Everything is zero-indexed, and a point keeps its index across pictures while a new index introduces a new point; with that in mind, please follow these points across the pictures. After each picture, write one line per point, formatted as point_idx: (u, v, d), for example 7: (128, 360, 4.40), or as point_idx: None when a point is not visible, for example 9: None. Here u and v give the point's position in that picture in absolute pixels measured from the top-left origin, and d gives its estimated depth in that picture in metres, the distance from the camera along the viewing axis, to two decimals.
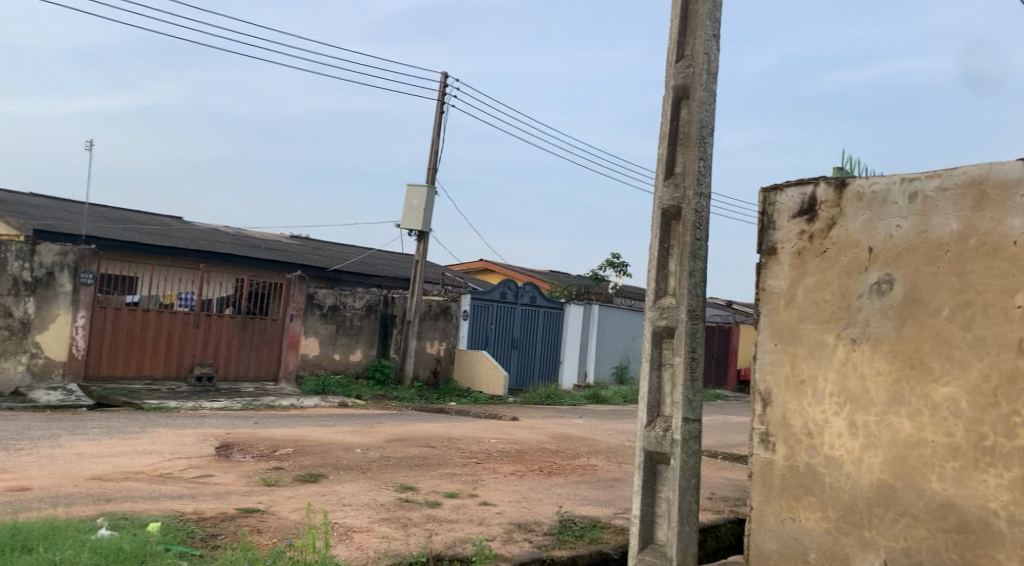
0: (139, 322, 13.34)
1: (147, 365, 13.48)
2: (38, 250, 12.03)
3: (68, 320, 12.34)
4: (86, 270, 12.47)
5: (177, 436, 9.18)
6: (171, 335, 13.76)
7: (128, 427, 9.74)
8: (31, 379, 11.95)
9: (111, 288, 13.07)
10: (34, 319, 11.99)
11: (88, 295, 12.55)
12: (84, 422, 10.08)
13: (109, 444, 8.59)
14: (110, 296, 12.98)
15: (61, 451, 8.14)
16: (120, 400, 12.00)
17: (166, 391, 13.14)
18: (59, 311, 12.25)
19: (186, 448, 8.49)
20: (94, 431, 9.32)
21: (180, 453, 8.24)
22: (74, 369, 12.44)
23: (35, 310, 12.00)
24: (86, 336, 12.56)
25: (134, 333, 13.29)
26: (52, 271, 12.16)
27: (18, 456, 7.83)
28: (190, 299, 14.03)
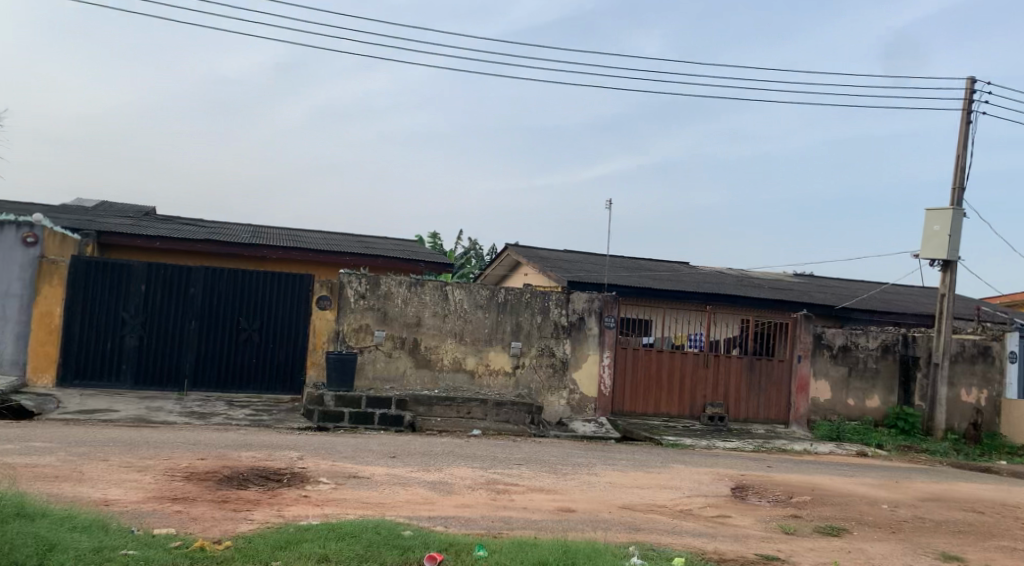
0: (655, 362, 14.11)
1: (663, 403, 14.12)
2: (573, 298, 13.67)
3: (598, 359, 13.74)
4: (610, 315, 13.75)
5: (695, 473, 9.30)
6: (684, 373, 14.22)
7: (651, 460, 10.17)
8: (572, 412, 13.56)
9: (630, 330, 14.08)
10: (571, 359, 13.61)
11: (614, 337, 13.78)
12: (613, 452, 10.81)
13: (635, 475, 9.02)
14: (629, 338, 14.02)
15: (596, 477, 8.77)
16: (642, 435, 12.71)
17: (683, 428, 13.52)
18: (590, 351, 13.72)
19: (705, 486, 8.52)
20: (622, 462, 9.91)
21: (700, 490, 8.29)
22: (604, 404, 13.69)
23: (572, 349, 13.62)
24: (612, 374, 13.78)
25: (653, 372, 14.09)
26: (583, 316, 13.69)
27: (562, 478, 8.62)
28: (699, 341, 14.29)
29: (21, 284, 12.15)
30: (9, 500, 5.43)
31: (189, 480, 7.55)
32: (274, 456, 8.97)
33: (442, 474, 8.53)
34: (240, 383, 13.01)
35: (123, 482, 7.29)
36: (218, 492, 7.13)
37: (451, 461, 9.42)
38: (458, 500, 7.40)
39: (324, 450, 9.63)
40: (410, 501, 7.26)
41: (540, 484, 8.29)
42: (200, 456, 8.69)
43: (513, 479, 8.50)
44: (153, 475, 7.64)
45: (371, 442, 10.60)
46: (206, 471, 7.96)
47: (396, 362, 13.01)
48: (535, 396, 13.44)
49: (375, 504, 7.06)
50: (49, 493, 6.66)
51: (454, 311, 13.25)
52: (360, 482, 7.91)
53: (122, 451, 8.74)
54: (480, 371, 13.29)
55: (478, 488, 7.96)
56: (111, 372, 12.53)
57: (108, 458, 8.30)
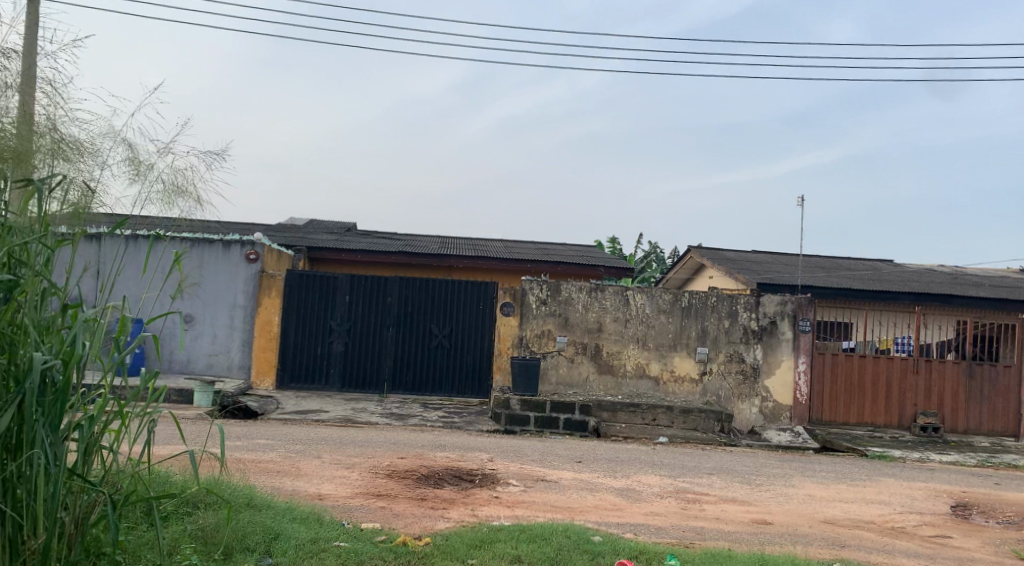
0: (855, 369, 13.24)
1: (867, 412, 13.22)
2: (763, 302, 13.11)
3: (791, 365, 13.08)
4: (804, 318, 13.09)
5: (906, 489, 8.58)
6: (889, 380, 13.25)
7: (856, 473, 9.50)
8: (765, 420, 12.97)
9: (828, 333, 13.38)
10: (762, 365, 13.04)
11: (809, 341, 13.10)
12: (812, 464, 10.22)
13: (838, 489, 8.45)
14: (827, 342, 13.32)
15: (794, 489, 8.30)
16: (844, 446, 11.95)
17: (891, 440, 12.57)
18: (783, 357, 13.09)
19: (919, 503, 7.85)
20: (823, 474, 9.33)
21: (913, 508, 7.64)
22: (800, 412, 13.02)
23: (762, 356, 13.05)
24: (808, 382, 13.07)
25: (852, 379, 13.24)
26: (775, 320, 13.10)
27: (757, 489, 8.23)
28: (908, 344, 13.44)
29: (245, 296, 13.16)
30: (236, 490, 5.87)
31: (390, 478, 7.87)
32: (467, 457, 9.19)
33: (631, 481, 8.39)
34: (435, 387, 13.49)
35: (332, 477, 7.71)
36: (417, 490, 7.38)
37: (640, 467, 9.25)
38: (648, 507, 7.24)
39: (513, 453, 9.75)
40: (599, 506, 7.18)
41: (734, 494, 7.95)
42: (400, 456, 9.05)
43: (705, 488, 8.21)
44: (358, 472, 8.04)
45: (559, 446, 10.63)
46: (406, 469, 8.27)
47: (578, 368, 12.98)
48: (724, 403, 12.99)
49: (565, 508, 7.04)
50: (268, 485, 7.16)
51: (635, 316, 13.07)
52: (550, 485, 7.93)
53: (331, 449, 9.27)
54: (665, 378, 13.00)
55: (668, 496, 7.75)
56: (319, 376, 13.32)
57: (318, 455, 8.82)
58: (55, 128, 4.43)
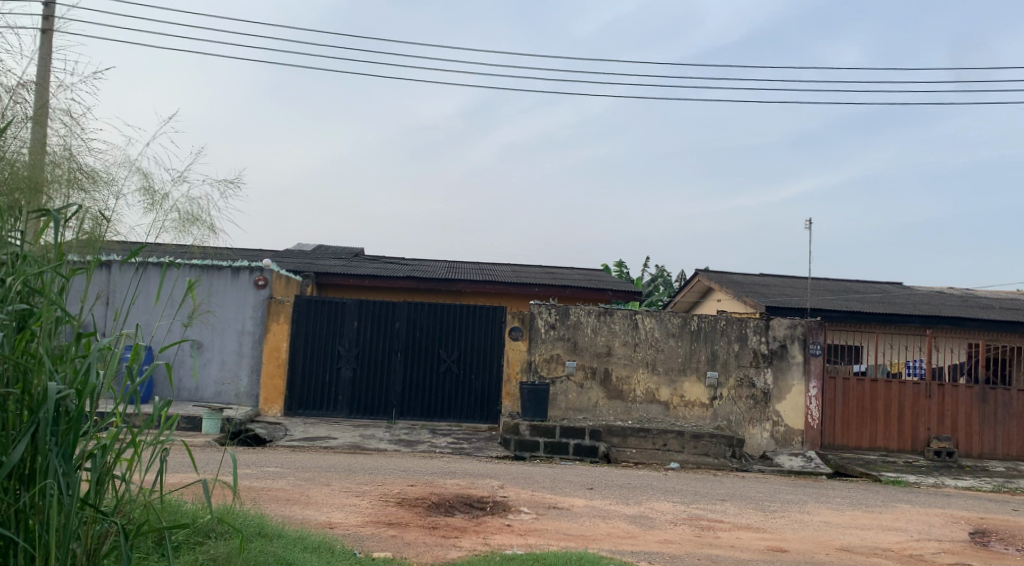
0: (867, 393, 13.15)
1: (880, 436, 13.11)
2: (772, 325, 13.07)
3: (802, 389, 13.00)
4: (814, 342, 13.05)
5: (922, 515, 8.50)
6: (902, 405, 13.15)
7: (871, 499, 9.41)
8: (777, 445, 12.88)
9: (838, 358, 13.38)
10: (773, 390, 12.97)
11: (820, 365, 13.04)
12: (826, 489, 10.13)
13: (854, 515, 8.37)
14: (838, 366, 13.29)
15: (809, 516, 8.21)
16: (857, 471, 11.85)
17: (904, 465, 12.46)
18: (794, 381, 13.02)
19: (937, 530, 7.76)
20: (837, 500, 9.24)
21: (932, 535, 7.56)
22: (812, 437, 12.92)
23: (773, 380, 12.99)
24: (819, 406, 12.99)
25: (864, 404, 13.14)
26: (785, 343, 13.05)
27: (771, 516, 8.16)
28: (919, 368, 13.36)
29: (254, 322, 13.17)
30: (247, 518, 5.84)
31: (401, 505, 7.83)
32: (478, 484, 9.14)
33: (643, 508, 8.32)
34: (443, 412, 13.44)
35: (342, 506, 7.67)
36: (428, 519, 7.33)
37: (651, 494, 9.18)
38: (661, 534, 7.18)
39: (524, 480, 9.69)
40: (612, 534, 7.12)
41: (747, 521, 7.88)
42: (410, 483, 9.00)
43: (718, 515, 8.14)
44: (368, 499, 8.00)
45: (570, 473, 10.56)
46: (417, 497, 8.22)
47: (588, 393, 12.93)
48: (735, 428, 12.90)
49: (577, 536, 6.99)
50: (279, 514, 7.13)
51: (645, 340, 13.03)
52: (561, 513, 7.87)
53: (342, 476, 9.23)
54: (675, 403, 12.93)
55: (681, 524, 7.68)
56: (328, 402, 13.30)
57: (328, 483, 8.78)
58: (72, 158, 4.46)
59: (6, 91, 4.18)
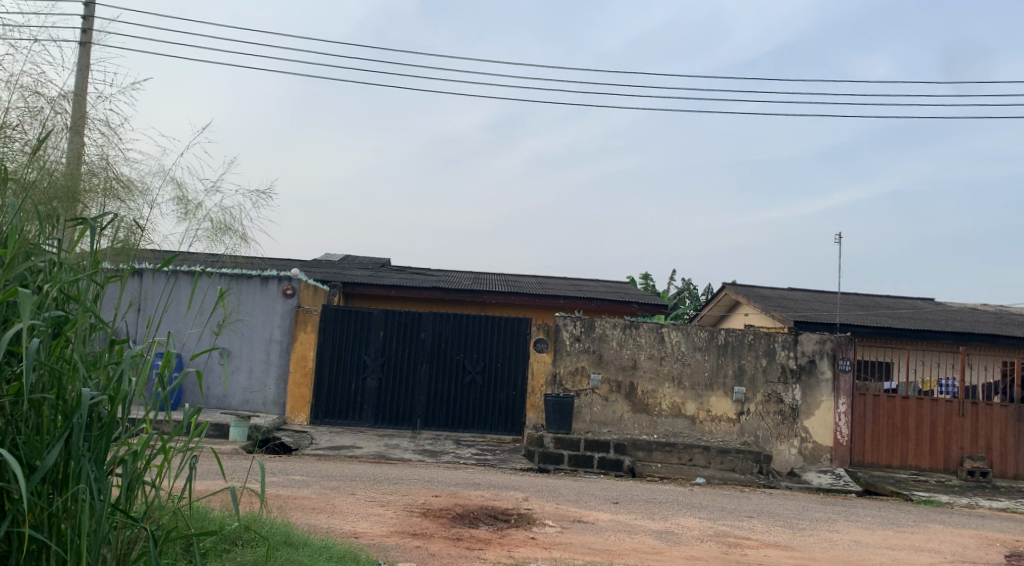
0: (898, 411, 12.95)
1: (911, 455, 12.91)
2: (801, 340, 12.94)
3: (832, 406, 12.85)
4: (844, 357, 12.91)
5: (956, 536, 8.35)
6: (934, 424, 12.94)
7: (903, 519, 9.26)
8: (805, 462, 12.74)
9: (869, 374, 13.19)
10: (801, 405, 12.84)
11: (849, 382, 12.87)
12: (857, 508, 9.98)
13: (885, 535, 8.24)
14: (868, 383, 13.09)
15: (839, 535, 8.10)
16: (887, 490, 11.68)
17: (936, 484, 12.26)
18: (824, 397, 12.86)
19: (971, 552, 7.63)
20: (868, 519, 9.11)
21: (966, 556, 7.43)
22: (841, 454, 12.76)
23: (802, 396, 12.85)
24: (849, 423, 12.82)
25: (895, 422, 12.95)
26: (814, 358, 12.91)
27: (800, 534, 8.06)
28: (953, 386, 13.19)
29: (282, 330, 13.27)
30: (274, 527, 5.87)
31: (425, 516, 7.82)
32: (502, 496, 9.11)
33: (669, 523, 8.25)
34: (468, 423, 13.43)
35: (368, 515, 7.69)
36: (453, 530, 7.32)
37: (678, 509, 9.10)
38: (687, 551, 7.12)
39: (549, 493, 9.66)
40: (637, 549, 7.07)
41: (776, 539, 7.79)
42: (435, 494, 8.99)
43: (746, 532, 8.05)
44: (393, 510, 8.00)
45: (595, 486, 10.50)
46: (441, 508, 8.22)
47: (613, 406, 12.85)
48: (762, 444, 12.77)
49: (602, 550, 6.94)
50: (305, 523, 7.15)
51: (671, 354, 12.95)
52: (587, 527, 7.83)
53: (367, 486, 9.25)
54: (701, 417, 12.83)
55: (708, 540, 7.61)
56: (353, 412, 13.34)
57: (353, 492, 8.80)
58: (107, 169, 4.52)
59: (47, 101, 4.25)
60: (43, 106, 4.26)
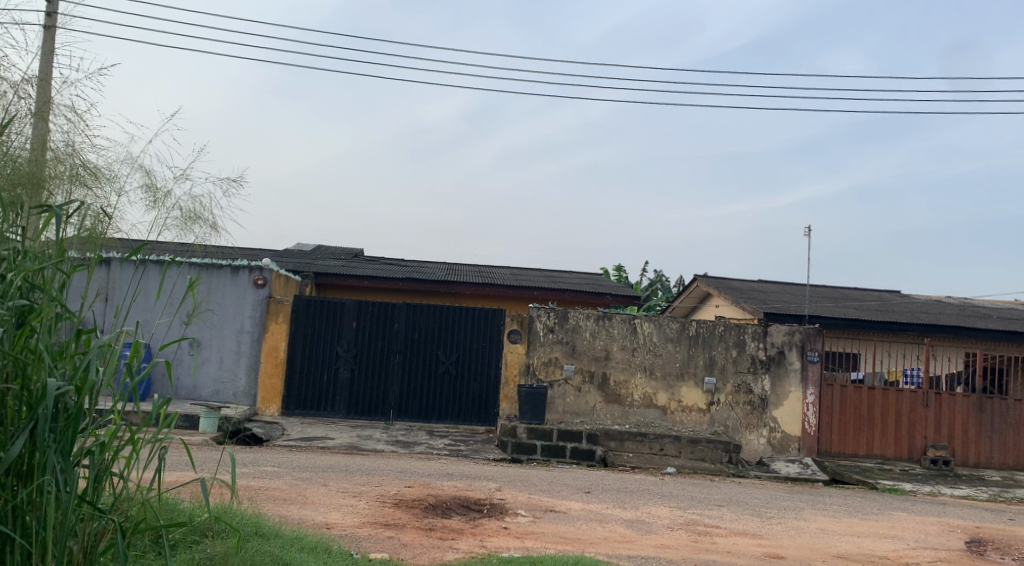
0: (865, 401, 13.14)
1: (877, 444, 13.12)
2: (770, 331, 13.10)
3: (800, 396, 13.03)
4: (813, 348, 13.08)
5: (919, 524, 8.51)
6: (899, 414, 13.16)
7: (868, 507, 9.42)
8: (774, 451, 12.90)
9: (836, 365, 13.33)
10: (771, 396, 12.99)
11: (818, 372, 13.06)
12: (823, 496, 10.13)
13: (851, 523, 8.38)
14: (836, 374, 13.23)
15: (806, 523, 8.22)
16: (854, 479, 11.87)
17: (900, 473, 12.48)
18: (793, 388, 13.03)
19: (933, 538, 7.79)
20: (834, 507, 9.25)
21: (929, 543, 7.58)
22: (809, 444, 12.94)
23: (771, 386, 13.00)
24: (817, 413, 13.00)
25: (861, 412, 13.15)
26: (783, 350, 13.07)
27: (769, 522, 8.17)
28: (917, 376, 13.34)
29: (253, 321, 13.17)
30: (244, 518, 5.84)
31: (398, 507, 7.82)
32: (475, 486, 9.14)
33: (641, 513, 8.32)
34: (441, 414, 13.44)
35: (340, 506, 7.67)
36: (425, 520, 7.33)
37: (648, 498, 9.19)
38: (658, 539, 7.19)
39: (521, 483, 9.69)
40: (609, 538, 7.13)
41: (744, 527, 7.89)
42: (408, 484, 9.00)
43: (715, 520, 8.14)
44: (365, 500, 7.99)
45: (567, 476, 10.56)
46: (414, 498, 8.22)
47: (586, 397, 12.92)
48: (732, 433, 12.91)
49: (574, 539, 6.99)
50: (276, 514, 7.14)
51: (643, 345, 13.04)
52: (559, 516, 7.88)
53: (339, 477, 9.23)
54: (673, 408, 12.94)
55: (679, 529, 7.69)
56: (325, 403, 13.29)
57: (324, 483, 8.79)
58: (75, 155, 4.48)
59: (9, 87, 4.20)
60: (6, 91, 4.20)
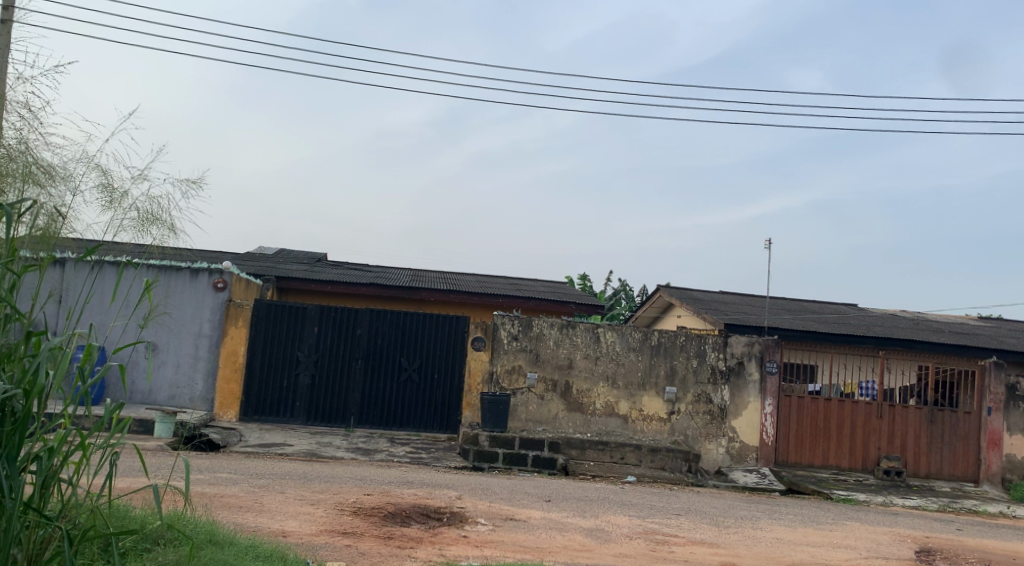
0: (821, 412, 13.34)
1: (832, 455, 13.31)
2: (731, 341, 13.25)
3: (758, 406, 13.18)
4: (772, 359, 13.26)
5: (872, 534, 8.65)
6: (854, 426, 13.37)
7: (822, 517, 9.56)
8: (732, 461, 13.03)
9: (795, 377, 13.49)
10: (730, 406, 13.12)
11: (775, 384, 13.24)
12: (780, 506, 10.26)
13: (806, 532, 8.49)
14: (794, 385, 13.41)
15: (762, 532, 8.31)
16: (809, 489, 12.04)
17: (855, 483, 12.68)
18: (751, 398, 13.19)
19: (885, 548, 7.92)
20: (790, 517, 9.36)
21: (880, 552, 7.70)
22: (767, 454, 13.09)
23: (730, 397, 13.14)
24: (774, 423, 13.16)
25: (818, 423, 13.33)
26: (743, 360, 13.24)
27: (726, 531, 8.24)
28: (872, 389, 13.59)
29: (211, 325, 12.99)
30: (198, 525, 5.76)
31: (356, 515, 7.76)
32: (435, 495, 9.09)
33: (601, 521, 8.35)
34: (402, 421, 13.37)
35: (297, 514, 7.59)
36: (384, 528, 7.28)
37: (609, 507, 9.22)
38: (616, 548, 7.21)
39: (483, 491, 9.66)
40: (568, 546, 7.14)
41: (702, 536, 7.95)
42: (368, 492, 8.93)
43: (674, 529, 8.19)
44: (324, 508, 7.92)
45: (528, 484, 10.56)
46: (373, 506, 8.17)
47: (549, 405, 12.94)
48: (691, 443, 13.03)
49: (533, 548, 7.00)
50: (232, 521, 7.04)
51: (606, 354, 13.10)
52: (518, 525, 7.88)
53: (298, 484, 9.14)
54: (633, 416, 13.00)
55: (637, 537, 7.72)
56: (284, 409, 13.15)
57: (282, 490, 8.69)
58: (27, 153, 4.38)
59: None
60: None
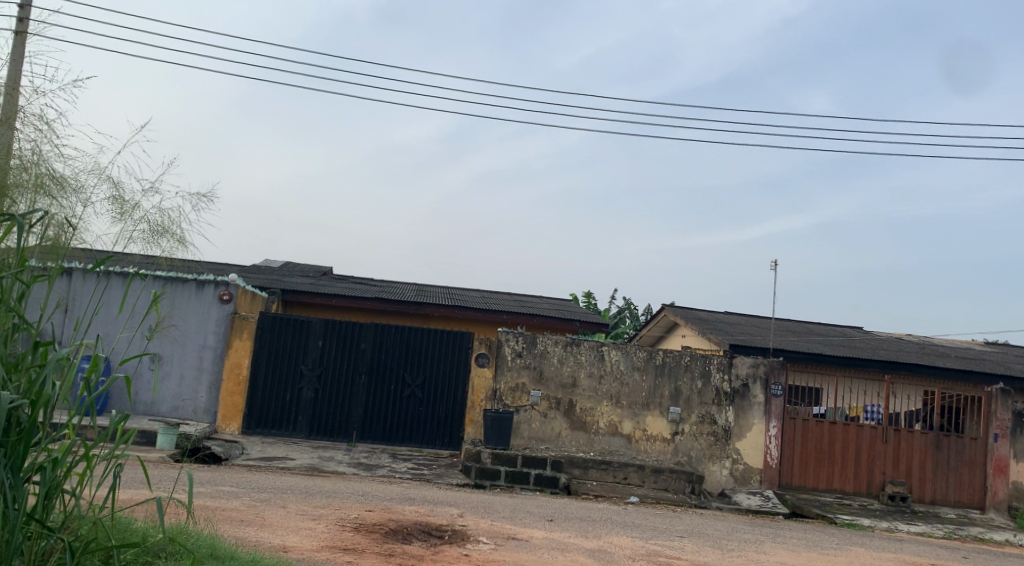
0: (825, 435, 13.28)
1: (837, 478, 13.23)
2: (735, 363, 13.22)
3: (763, 428, 13.13)
4: (776, 382, 13.18)
5: (876, 560, 8.58)
6: (858, 449, 13.30)
7: (827, 541, 9.49)
8: (736, 483, 12.97)
9: (799, 399, 13.41)
10: (734, 427, 13.07)
11: (780, 406, 13.15)
12: (783, 530, 10.19)
13: (810, 557, 8.43)
14: (798, 408, 13.33)
15: (767, 556, 8.25)
16: (813, 513, 11.97)
17: (859, 508, 12.61)
18: (756, 421, 13.14)
19: None
20: (795, 541, 9.29)
21: None
22: (770, 476, 13.02)
23: (734, 418, 13.09)
24: (779, 446, 13.10)
25: (822, 446, 13.26)
26: (747, 382, 13.19)
27: (730, 555, 8.19)
28: (877, 413, 13.51)
29: (216, 337, 13.01)
30: (200, 539, 5.74)
31: (358, 531, 7.74)
32: (438, 512, 9.06)
33: (603, 542, 8.30)
34: (405, 437, 13.35)
35: (298, 529, 7.57)
36: (385, 545, 7.25)
37: (611, 528, 9.17)
38: None
39: (485, 509, 9.62)
40: None
41: (705, 559, 7.90)
42: (370, 508, 8.90)
43: (677, 551, 8.15)
44: (325, 524, 7.89)
45: (530, 503, 10.52)
46: (374, 522, 8.15)
47: (552, 423, 12.90)
48: (695, 464, 12.99)
49: None
50: (234, 535, 7.03)
51: (610, 373, 13.07)
52: (521, 544, 7.84)
53: (299, 499, 9.12)
54: (637, 436, 12.97)
55: (640, 559, 7.68)
56: (287, 422, 13.13)
57: (284, 505, 8.67)
58: (40, 163, 4.42)
59: None
60: None
